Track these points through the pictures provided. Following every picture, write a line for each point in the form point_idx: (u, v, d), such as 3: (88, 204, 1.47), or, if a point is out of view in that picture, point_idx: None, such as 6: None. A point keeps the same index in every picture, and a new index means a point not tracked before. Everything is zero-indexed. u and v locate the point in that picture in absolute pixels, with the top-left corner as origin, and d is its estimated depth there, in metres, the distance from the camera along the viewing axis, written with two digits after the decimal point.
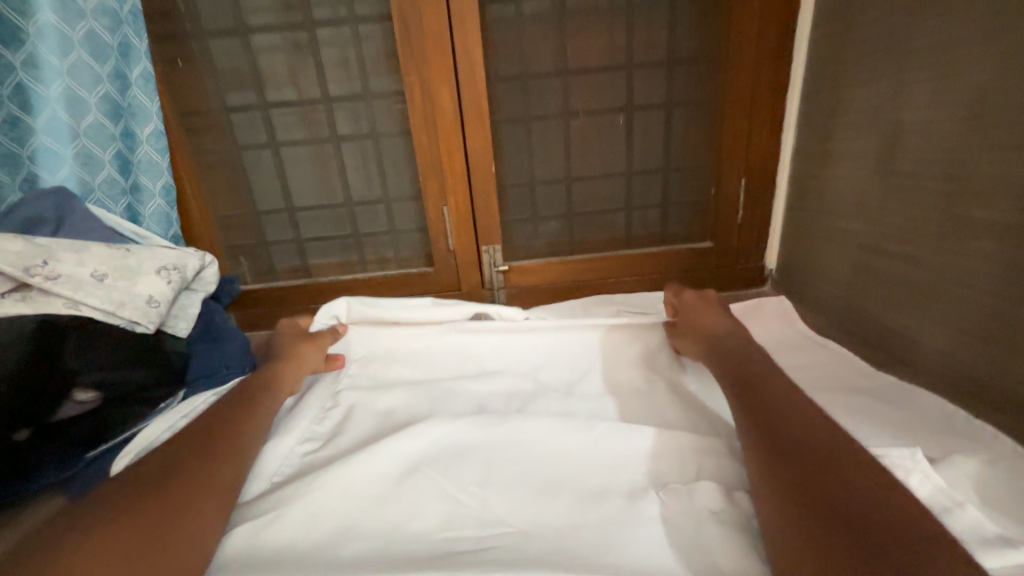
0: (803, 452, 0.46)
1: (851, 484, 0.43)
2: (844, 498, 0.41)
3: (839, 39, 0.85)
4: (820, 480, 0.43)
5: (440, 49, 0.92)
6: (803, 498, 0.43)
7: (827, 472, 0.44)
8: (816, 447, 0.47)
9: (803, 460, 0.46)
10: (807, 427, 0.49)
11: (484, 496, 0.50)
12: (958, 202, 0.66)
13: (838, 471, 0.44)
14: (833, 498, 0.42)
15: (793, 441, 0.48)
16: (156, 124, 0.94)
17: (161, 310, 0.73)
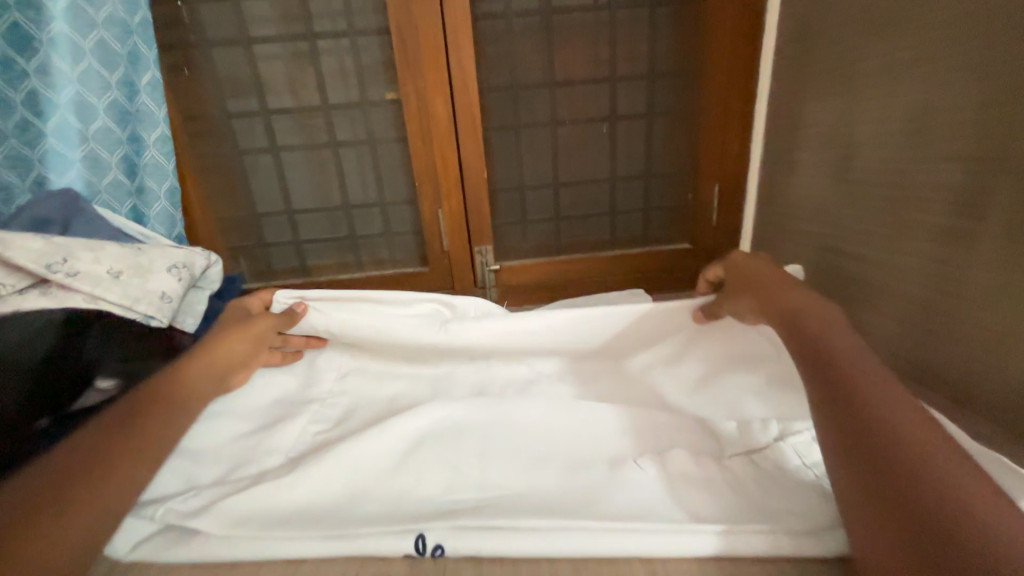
0: (874, 421, 0.43)
1: (927, 460, 0.39)
2: (919, 475, 0.39)
3: (799, 58, 0.93)
4: (892, 454, 0.41)
5: (435, 61, 0.99)
6: (875, 476, 0.40)
7: (901, 447, 0.41)
8: (887, 414, 0.43)
9: (872, 433, 0.42)
10: (879, 394, 0.45)
11: (480, 465, 0.56)
12: (900, 209, 0.74)
13: (916, 443, 0.41)
14: (906, 474, 0.39)
15: (862, 410, 0.44)
16: (163, 129, 0.98)
17: (173, 306, 0.77)
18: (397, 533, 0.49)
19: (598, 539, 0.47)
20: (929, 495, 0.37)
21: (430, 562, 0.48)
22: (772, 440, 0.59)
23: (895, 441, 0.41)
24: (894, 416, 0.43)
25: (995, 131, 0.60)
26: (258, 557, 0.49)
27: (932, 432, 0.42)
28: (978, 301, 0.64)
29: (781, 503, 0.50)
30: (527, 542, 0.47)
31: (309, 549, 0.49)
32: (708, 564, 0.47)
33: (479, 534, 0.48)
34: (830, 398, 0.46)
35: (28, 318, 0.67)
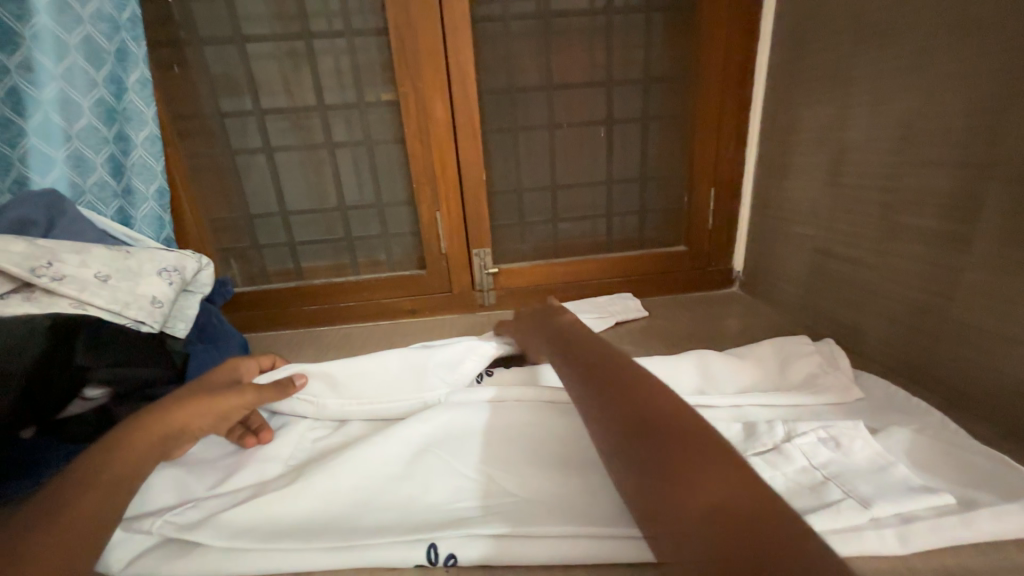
0: (645, 441, 0.44)
1: (688, 465, 0.40)
2: (686, 486, 0.39)
3: (794, 64, 0.95)
4: (663, 467, 0.41)
5: (433, 63, 0.98)
6: (658, 496, 0.40)
7: (666, 461, 0.41)
8: (654, 429, 0.44)
9: (646, 450, 0.43)
10: (650, 410, 0.47)
11: (486, 469, 0.56)
12: (893, 211, 0.76)
13: (679, 449, 0.41)
14: (676, 487, 0.39)
15: (636, 429, 0.45)
16: (152, 128, 0.95)
17: (164, 311, 0.76)
18: (407, 542, 0.49)
19: (608, 547, 0.47)
20: (698, 505, 0.37)
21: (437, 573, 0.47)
22: (779, 441, 0.57)
23: (665, 452, 0.42)
24: (666, 427, 0.44)
25: (986, 137, 0.61)
26: (264, 570, 0.48)
27: (691, 429, 0.43)
28: (970, 302, 0.65)
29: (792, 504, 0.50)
30: (538, 549, 0.48)
31: (320, 561, 0.48)
32: None
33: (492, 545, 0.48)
34: (614, 425, 0.47)
35: (8, 326, 0.61)
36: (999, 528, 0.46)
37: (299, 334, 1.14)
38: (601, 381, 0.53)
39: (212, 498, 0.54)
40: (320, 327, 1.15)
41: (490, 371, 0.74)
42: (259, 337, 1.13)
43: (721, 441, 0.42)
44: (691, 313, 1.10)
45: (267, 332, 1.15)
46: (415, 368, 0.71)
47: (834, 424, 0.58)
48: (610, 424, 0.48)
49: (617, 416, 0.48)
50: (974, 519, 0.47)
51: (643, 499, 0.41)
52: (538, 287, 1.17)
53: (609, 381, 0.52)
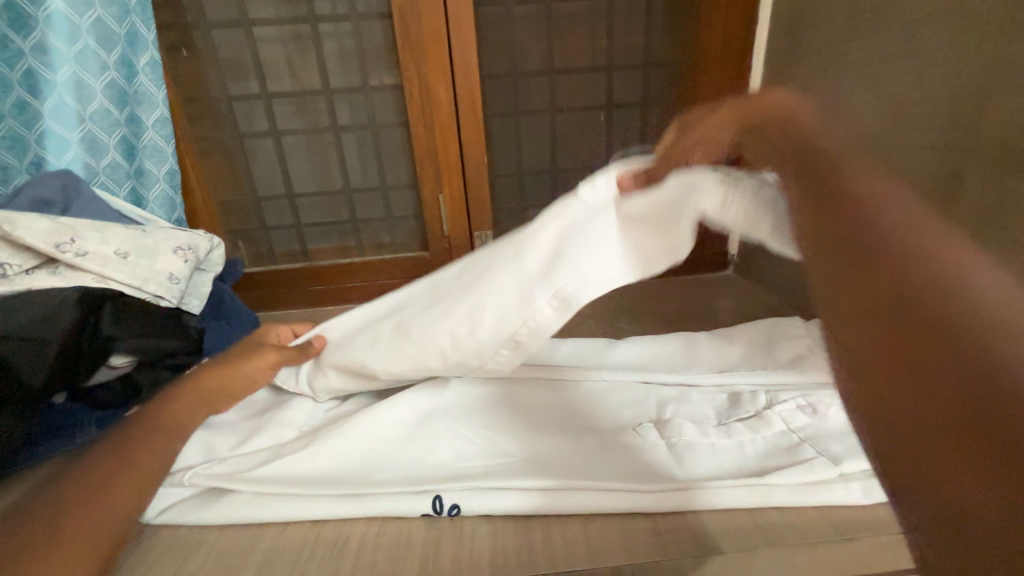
0: (906, 299, 0.36)
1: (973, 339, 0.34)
2: (969, 363, 0.33)
3: (791, 49, 0.96)
4: (939, 333, 0.34)
5: (436, 46, 1.00)
6: (905, 374, 0.35)
7: (931, 336, 0.34)
8: (923, 285, 0.36)
9: (916, 312, 0.35)
10: (920, 263, 0.37)
11: (488, 435, 0.61)
12: None
13: (951, 314, 0.35)
14: (952, 360, 0.34)
15: (879, 276, 0.37)
16: (162, 111, 0.98)
17: (181, 287, 0.80)
18: (416, 494, 0.53)
19: (604, 498, 0.51)
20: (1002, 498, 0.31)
21: (446, 521, 0.52)
22: (760, 409, 0.62)
23: (945, 314, 0.35)
24: (935, 281, 0.36)
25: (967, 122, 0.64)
26: (285, 518, 0.53)
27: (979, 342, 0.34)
28: None
29: (770, 464, 0.55)
30: (532, 499, 0.52)
31: (334, 511, 0.53)
32: (706, 516, 0.51)
33: (495, 494, 0.52)
34: (852, 272, 0.38)
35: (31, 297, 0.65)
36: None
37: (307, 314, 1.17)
38: (837, 249, 0.40)
39: (236, 456, 0.60)
40: (326, 307, 1.19)
41: None
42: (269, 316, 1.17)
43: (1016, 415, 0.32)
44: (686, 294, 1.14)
45: (276, 312, 1.19)
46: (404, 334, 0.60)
47: (812, 396, 0.63)
48: (854, 279, 0.38)
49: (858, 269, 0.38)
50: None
51: (882, 370, 0.36)
52: None
53: (851, 220, 0.40)
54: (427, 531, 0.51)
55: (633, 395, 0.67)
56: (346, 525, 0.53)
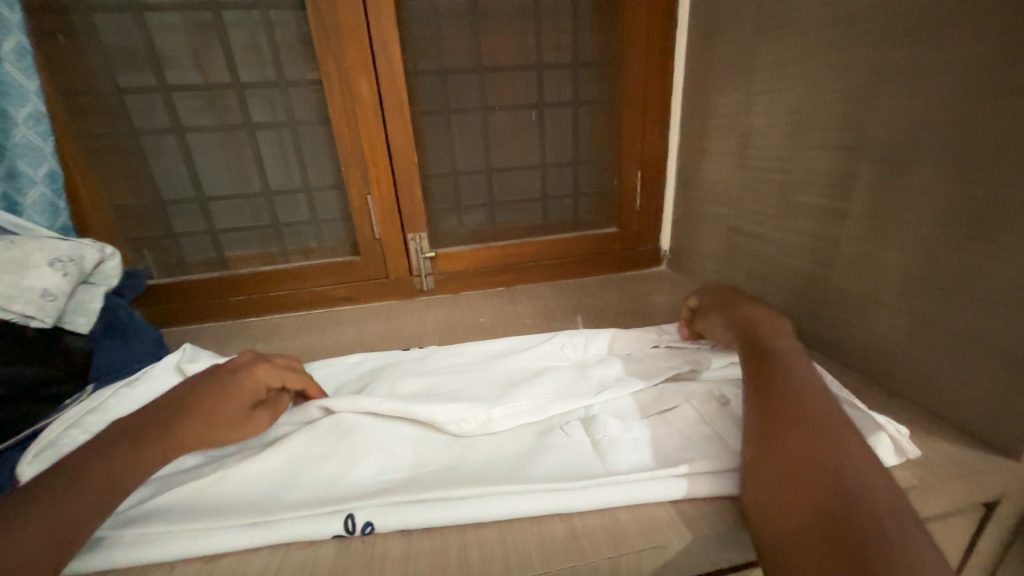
0: (799, 428, 0.50)
1: (848, 459, 0.46)
2: (842, 473, 0.45)
3: (707, 53, 1.01)
4: (825, 449, 0.48)
5: (357, 41, 0.95)
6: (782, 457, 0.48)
7: (819, 450, 0.48)
8: (817, 419, 0.51)
9: (817, 434, 0.49)
10: (813, 402, 0.53)
11: (415, 446, 0.59)
12: (789, 189, 0.83)
13: (834, 442, 0.48)
14: (823, 470, 0.46)
15: (780, 396, 0.54)
16: (36, 104, 0.86)
17: (59, 304, 0.70)
18: (328, 515, 0.50)
19: (524, 502, 0.50)
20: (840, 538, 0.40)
21: (359, 541, 0.49)
22: (679, 401, 0.64)
23: (830, 440, 0.49)
24: (808, 409, 0.52)
25: (856, 121, 0.69)
26: (175, 556, 0.48)
27: (832, 448, 0.48)
28: (845, 268, 0.73)
29: (687, 453, 0.56)
30: (453, 510, 0.50)
31: (232, 541, 0.48)
32: (623, 515, 0.51)
33: (413, 507, 0.50)
34: (764, 392, 0.56)
35: None
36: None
37: (226, 327, 1.08)
38: (759, 380, 0.58)
39: None
40: (248, 319, 1.10)
41: (432, 355, 0.76)
42: (179, 331, 1.06)
43: (855, 494, 0.43)
44: (621, 289, 1.16)
45: (189, 326, 1.08)
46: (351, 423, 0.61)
47: (729, 387, 0.66)
48: (763, 410, 0.54)
49: (774, 402, 0.54)
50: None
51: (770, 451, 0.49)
52: (478, 271, 1.17)
53: (773, 373, 0.58)
54: (337, 554, 0.48)
55: (567, 382, 0.68)
56: (244, 558, 0.48)
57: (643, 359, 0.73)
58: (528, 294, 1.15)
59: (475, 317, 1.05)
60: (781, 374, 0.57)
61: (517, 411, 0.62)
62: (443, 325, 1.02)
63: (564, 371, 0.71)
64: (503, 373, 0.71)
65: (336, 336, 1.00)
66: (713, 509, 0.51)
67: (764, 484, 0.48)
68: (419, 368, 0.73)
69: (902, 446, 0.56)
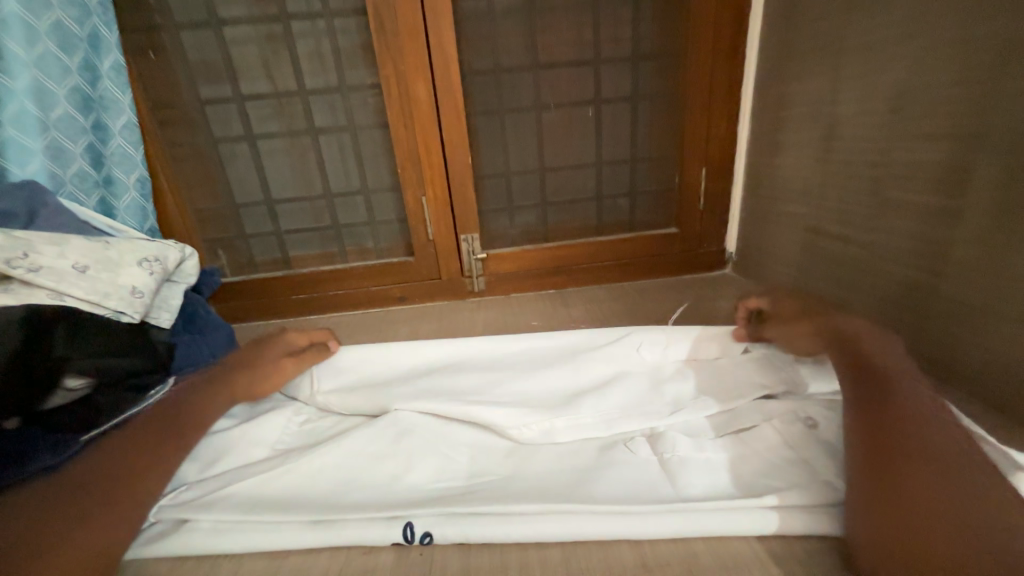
0: (928, 476, 0.42)
1: (980, 515, 0.39)
2: (986, 544, 0.37)
3: (786, 37, 0.92)
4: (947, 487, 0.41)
5: (414, 43, 0.95)
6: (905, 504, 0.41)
7: (947, 494, 0.41)
8: (934, 460, 0.44)
9: (938, 470, 0.43)
10: (931, 437, 0.46)
11: (471, 454, 0.58)
12: (884, 186, 0.74)
13: (960, 501, 0.40)
14: (963, 533, 0.38)
15: (897, 431, 0.47)
16: (131, 116, 0.95)
17: (145, 301, 0.75)
18: (386, 521, 0.49)
19: (588, 523, 0.47)
20: None
21: (417, 552, 0.48)
22: (758, 420, 0.58)
23: (953, 478, 0.42)
24: (937, 453, 0.44)
25: (978, 106, 0.59)
26: (241, 549, 0.49)
27: (975, 507, 0.40)
28: (958, 277, 0.64)
29: (770, 480, 0.51)
30: (512, 526, 0.48)
31: (294, 540, 0.49)
32: (697, 545, 0.47)
33: (471, 519, 0.48)
34: (876, 423, 0.48)
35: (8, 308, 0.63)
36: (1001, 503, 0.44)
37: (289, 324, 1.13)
38: (871, 409, 0.50)
39: (203, 479, 0.56)
40: (309, 316, 1.14)
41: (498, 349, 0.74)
42: (246, 327, 1.12)
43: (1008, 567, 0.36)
44: (681, 293, 1.09)
45: (254, 323, 1.14)
46: (410, 424, 0.60)
47: (816, 407, 0.58)
48: (877, 445, 0.46)
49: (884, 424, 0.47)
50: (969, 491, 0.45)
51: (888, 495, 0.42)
52: (528, 273, 1.15)
53: (877, 406, 0.50)
54: (396, 563, 0.47)
55: (639, 397, 0.64)
56: (308, 557, 0.49)
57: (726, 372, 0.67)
58: (582, 298, 1.11)
59: (526, 320, 1.03)
60: (899, 408, 0.49)
61: (583, 422, 0.60)
62: (495, 327, 1.01)
63: (638, 381, 0.66)
64: (568, 375, 0.68)
65: (390, 335, 1.02)
66: (807, 551, 0.45)
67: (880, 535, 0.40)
68: (481, 368, 0.71)
69: None
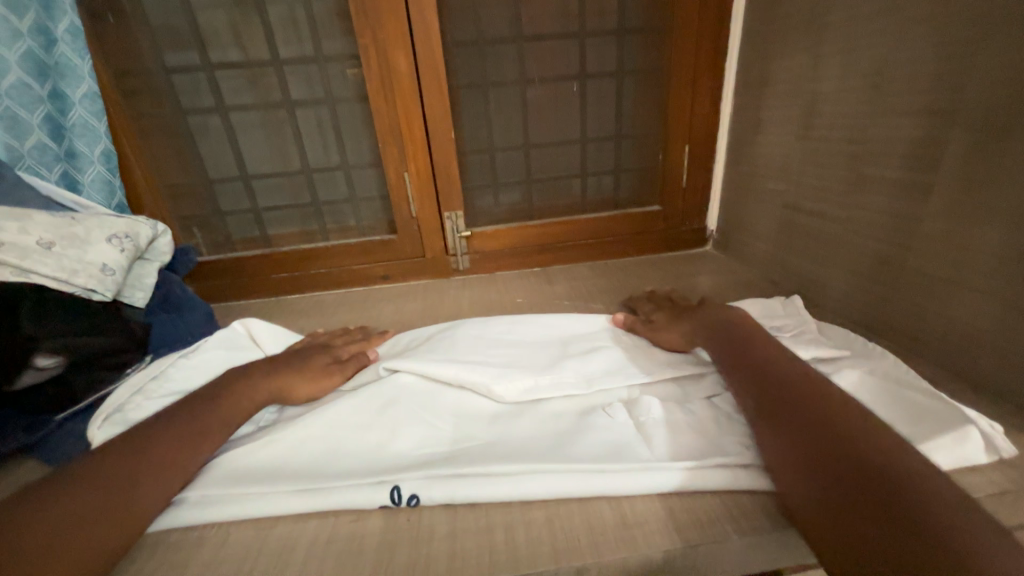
0: (807, 404, 0.49)
1: (853, 423, 0.46)
2: (864, 443, 0.44)
3: (771, 12, 0.92)
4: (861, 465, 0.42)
5: (393, 12, 0.92)
6: (799, 434, 0.47)
7: (825, 414, 0.48)
8: (808, 392, 0.51)
9: (818, 406, 0.49)
10: (801, 375, 0.54)
11: (455, 421, 0.58)
12: (860, 162, 0.75)
13: (835, 416, 0.47)
14: (844, 439, 0.44)
15: (775, 376, 0.54)
16: (89, 84, 0.88)
17: (117, 279, 0.73)
18: (374, 486, 0.50)
19: (569, 482, 0.49)
20: (879, 501, 0.39)
21: (405, 516, 0.49)
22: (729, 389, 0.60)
23: (833, 412, 0.48)
24: (806, 387, 0.52)
25: (952, 82, 0.60)
26: (228, 516, 0.49)
27: (848, 418, 0.47)
28: (928, 250, 0.66)
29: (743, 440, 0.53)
30: (496, 486, 0.49)
31: (278, 507, 0.50)
32: (674, 502, 0.49)
33: (457, 481, 0.50)
34: (759, 375, 0.55)
35: None
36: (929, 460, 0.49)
37: (268, 303, 1.11)
38: (750, 364, 0.57)
39: None
40: (290, 296, 1.13)
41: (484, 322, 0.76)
42: (225, 307, 1.09)
43: (884, 458, 0.42)
44: (662, 270, 1.11)
45: (233, 302, 1.12)
46: (397, 395, 0.61)
47: None
48: (763, 391, 0.53)
49: (772, 390, 0.52)
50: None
51: (784, 429, 0.48)
52: (513, 251, 1.14)
53: (754, 361, 0.58)
54: (383, 528, 0.48)
55: (624, 363, 0.66)
56: (295, 529, 0.49)
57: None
58: (566, 275, 1.12)
59: (511, 297, 1.03)
60: (776, 359, 0.57)
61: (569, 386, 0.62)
62: (480, 304, 1.01)
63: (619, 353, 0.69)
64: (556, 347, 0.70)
65: (374, 313, 1.01)
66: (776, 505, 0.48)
67: (787, 462, 0.46)
68: (472, 340, 0.72)
69: (995, 444, 0.51)
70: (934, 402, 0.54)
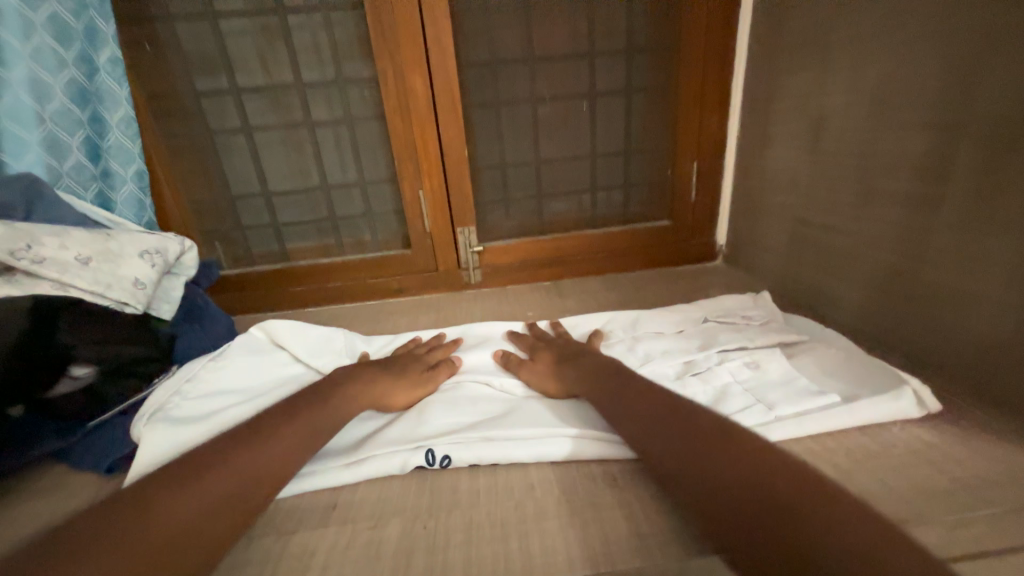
0: (709, 465, 0.44)
1: (756, 477, 0.41)
2: (782, 503, 0.38)
3: (777, 31, 0.94)
4: (830, 527, 0.36)
5: (411, 37, 0.96)
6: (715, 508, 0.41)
7: (728, 474, 0.42)
8: (704, 449, 0.46)
9: (721, 463, 0.44)
10: (692, 425, 0.49)
11: (473, 402, 0.67)
12: (870, 176, 0.76)
13: (738, 476, 0.42)
14: (761, 503, 0.39)
15: (670, 433, 0.50)
16: (126, 109, 0.94)
17: (149, 292, 0.74)
18: (409, 449, 0.58)
19: (574, 445, 0.58)
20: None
21: (421, 525, 0.50)
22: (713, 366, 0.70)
23: (732, 469, 0.43)
24: (698, 443, 0.47)
25: (961, 97, 0.61)
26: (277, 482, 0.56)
27: (749, 475, 0.41)
28: (941, 263, 0.66)
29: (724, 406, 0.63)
30: (515, 447, 0.58)
31: (331, 480, 0.57)
32: None
33: (482, 446, 0.58)
34: (655, 436, 0.51)
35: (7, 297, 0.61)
36: (875, 413, 0.59)
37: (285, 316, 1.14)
38: (640, 421, 0.53)
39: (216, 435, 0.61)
40: (305, 308, 1.16)
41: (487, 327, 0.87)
42: (243, 320, 1.13)
43: (810, 518, 0.36)
44: (672, 283, 1.12)
45: (250, 315, 1.15)
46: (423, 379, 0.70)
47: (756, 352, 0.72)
48: (664, 457, 0.48)
49: (672, 451, 0.48)
50: (856, 406, 0.59)
51: (703, 504, 0.42)
52: (524, 264, 1.16)
53: (643, 417, 0.53)
54: (400, 536, 0.49)
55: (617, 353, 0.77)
56: (314, 536, 0.50)
57: (694, 333, 0.81)
58: (577, 288, 1.14)
59: (523, 310, 1.05)
60: (665, 409, 0.53)
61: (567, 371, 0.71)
62: (492, 317, 1.03)
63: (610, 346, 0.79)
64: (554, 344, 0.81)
65: (389, 325, 1.04)
66: None
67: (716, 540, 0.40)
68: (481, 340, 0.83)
69: (928, 402, 0.61)
70: (882, 373, 0.65)
